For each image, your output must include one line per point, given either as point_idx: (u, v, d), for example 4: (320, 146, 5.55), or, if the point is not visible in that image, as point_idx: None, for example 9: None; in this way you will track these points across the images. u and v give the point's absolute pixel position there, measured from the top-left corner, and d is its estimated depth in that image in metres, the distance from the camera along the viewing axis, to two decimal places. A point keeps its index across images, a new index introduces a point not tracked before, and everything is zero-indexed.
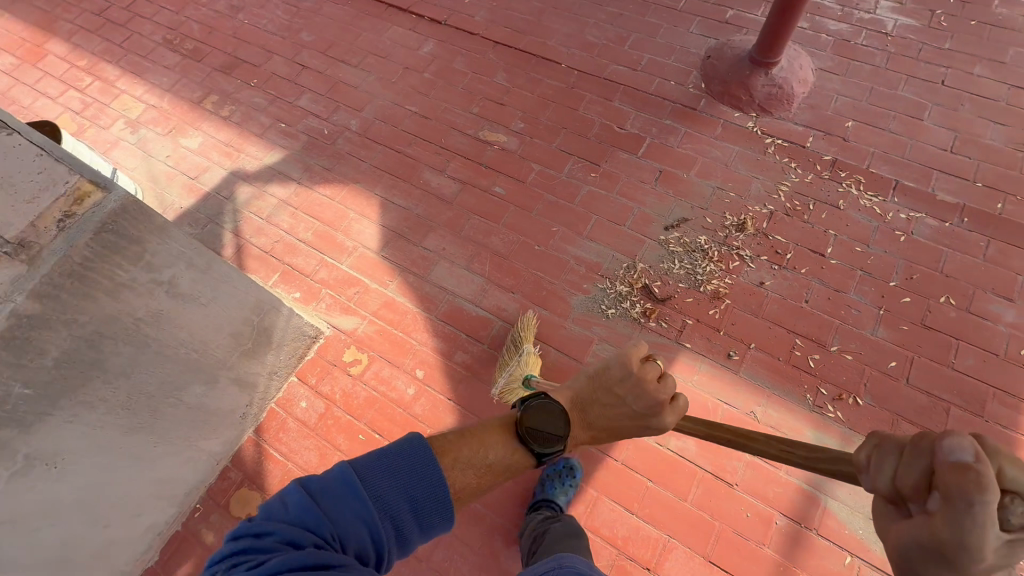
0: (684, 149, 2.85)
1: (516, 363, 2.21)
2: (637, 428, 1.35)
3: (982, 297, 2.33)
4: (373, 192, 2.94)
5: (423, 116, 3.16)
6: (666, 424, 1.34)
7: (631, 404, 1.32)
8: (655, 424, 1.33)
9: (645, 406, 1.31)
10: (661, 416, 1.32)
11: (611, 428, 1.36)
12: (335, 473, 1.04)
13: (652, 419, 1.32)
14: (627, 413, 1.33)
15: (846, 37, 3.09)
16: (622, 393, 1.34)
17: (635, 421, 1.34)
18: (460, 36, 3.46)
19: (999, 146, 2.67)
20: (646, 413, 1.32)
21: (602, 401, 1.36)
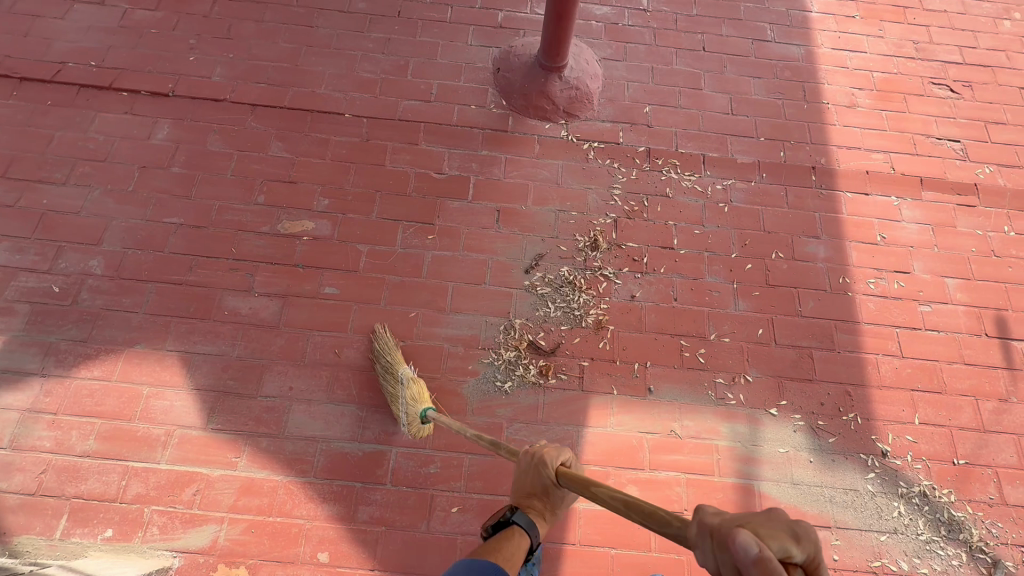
0: (512, 178, 2.66)
1: (404, 398, 2.07)
2: (534, 476, 1.53)
3: (799, 242, 2.62)
4: (166, 349, 2.23)
5: (194, 227, 2.45)
6: (548, 456, 1.52)
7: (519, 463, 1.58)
8: (540, 459, 1.53)
9: (526, 457, 1.57)
10: (536, 452, 1.56)
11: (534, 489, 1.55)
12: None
13: (532, 461, 1.55)
14: (531, 473, 1.54)
15: (613, 20, 3.13)
16: (519, 465, 1.58)
17: (530, 470, 1.54)
18: (202, 107, 2.72)
19: (764, 99, 2.98)
20: (535, 461, 1.54)
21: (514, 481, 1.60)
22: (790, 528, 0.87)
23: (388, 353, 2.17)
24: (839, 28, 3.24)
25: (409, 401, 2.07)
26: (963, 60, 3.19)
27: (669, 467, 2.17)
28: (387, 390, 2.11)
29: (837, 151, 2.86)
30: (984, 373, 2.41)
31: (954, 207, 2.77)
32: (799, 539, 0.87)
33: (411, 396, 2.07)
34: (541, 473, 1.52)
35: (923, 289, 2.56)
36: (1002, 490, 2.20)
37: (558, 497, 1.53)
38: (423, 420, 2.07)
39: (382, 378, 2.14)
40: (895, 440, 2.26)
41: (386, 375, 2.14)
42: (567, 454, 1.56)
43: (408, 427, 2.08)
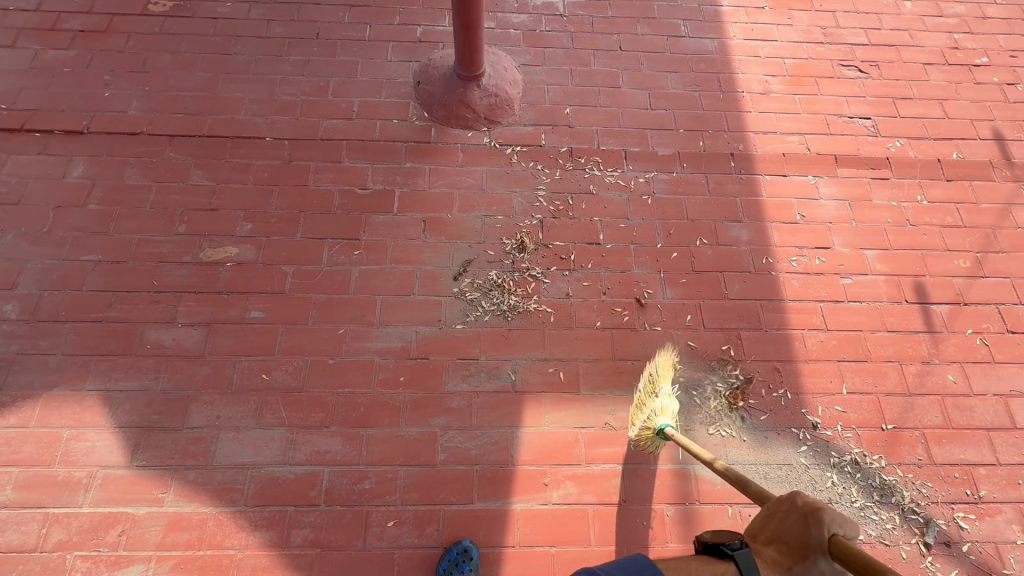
0: (436, 188, 2.68)
1: (649, 409, 2.12)
2: (801, 526, 1.25)
3: (722, 227, 2.68)
4: (86, 390, 2.17)
5: (113, 262, 2.42)
6: (828, 515, 1.23)
7: (782, 502, 1.31)
8: (814, 509, 1.25)
9: (795, 500, 1.30)
10: (817, 505, 1.26)
11: (785, 538, 1.26)
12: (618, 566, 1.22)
13: (800, 507, 1.27)
14: (792, 519, 1.27)
15: (531, 27, 3.19)
16: (777, 506, 1.32)
17: (796, 516, 1.27)
18: (118, 141, 2.69)
19: (681, 92, 3.06)
20: (807, 510, 1.26)
21: (761, 517, 1.34)
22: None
23: (661, 365, 2.23)
24: (750, 19, 3.35)
25: (654, 410, 2.11)
26: (869, 42, 3.32)
27: (606, 460, 2.18)
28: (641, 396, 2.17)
29: (754, 137, 2.94)
30: (906, 339, 2.48)
31: (868, 181, 2.86)
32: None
33: (660, 408, 2.11)
34: (809, 527, 1.24)
35: (843, 263, 2.63)
36: (930, 450, 2.25)
37: (814, 568, 1.22)
38: (659, 435, 2.09)
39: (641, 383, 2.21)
40: (824, 411, 2.31)
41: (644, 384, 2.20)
42: (853, 529, 1.24)
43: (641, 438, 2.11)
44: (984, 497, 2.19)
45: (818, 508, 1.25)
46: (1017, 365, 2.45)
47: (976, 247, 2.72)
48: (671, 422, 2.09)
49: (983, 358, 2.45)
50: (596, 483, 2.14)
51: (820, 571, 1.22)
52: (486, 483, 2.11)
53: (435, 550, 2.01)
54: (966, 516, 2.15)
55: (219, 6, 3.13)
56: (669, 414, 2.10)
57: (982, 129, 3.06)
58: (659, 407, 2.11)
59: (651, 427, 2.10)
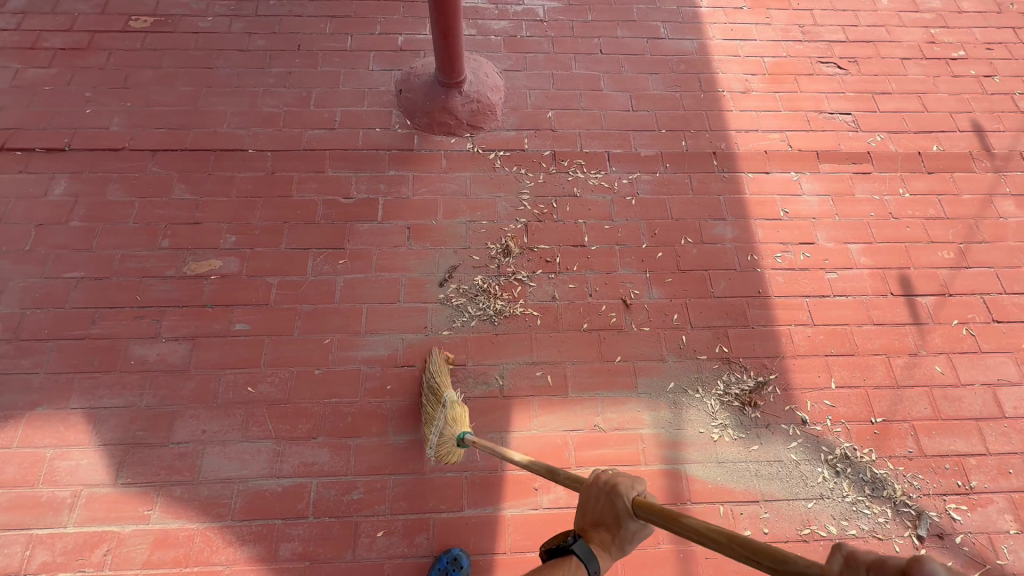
0: (420, 195, 2.68)
1: (442, 420, 2.05)
2: (608, 504, 1.30)
3: (706, 225, 2.69)
4: (70, 408, 2.16)
5: (96, 279, 2.40)
6: (622, 484, 1.30)
7: (589, 486, 1.37)
8: (613, 484, 1.31)
9: (598, 481, 1.35)
10: (610, 478, 1.33)
11: (603, 518, 1.32)
12: None
13: (602, 489, 1.33)
14: (603, 500, 1.32)
15: (511, 33, 3.21)
16: (588, 491, 1.36)
17: (601, 497, 1.32)
18: (100, 158, 2.69)
19: (662, 93, 3.07)
20: (607, 489, 1.32)
21: (581, 506, 1.38)
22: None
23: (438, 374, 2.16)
24: (728, 19, 3.38)
25: (449, 422, 2.05)
26: (847, 38, 3.36)
27: (596, 462, 2.16)
28: (429, 409, 2.09)
29: (735, 135, 2.96)
30: (893, 331, 2.48)
31: (850, 176, 2.88)
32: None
33: (454, 417, 2.06)
34: (612, 502, 1.30)
35: (828, 257, 2.64)
36: (920, 442, 2.25)
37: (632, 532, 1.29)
38: (458, 444, 2.04)
39: (425, 397, 2.14)
40: (814, 406, 2.30)
41: (430, 396, 2.12)
42: (645, 485, 1.32)
43: (440, 452, 2.04)
44: (975, 487, 2.18)
45: (614, 482, 1.32)
46: (1004, 354, 2.46)
47: (959, 238, 2.73)
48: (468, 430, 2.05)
49: (969, 349, 2.46)
50: None
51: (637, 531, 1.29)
52: (475, 490, 2.10)
53: (425, 560, 1.99)
54: (958, 507, 2.15)
55: (201, 21, 3.14)
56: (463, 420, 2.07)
57: (961, 121, 3.09)
58: (450, 417, 2.05)
59: (450, 440, 2.04)
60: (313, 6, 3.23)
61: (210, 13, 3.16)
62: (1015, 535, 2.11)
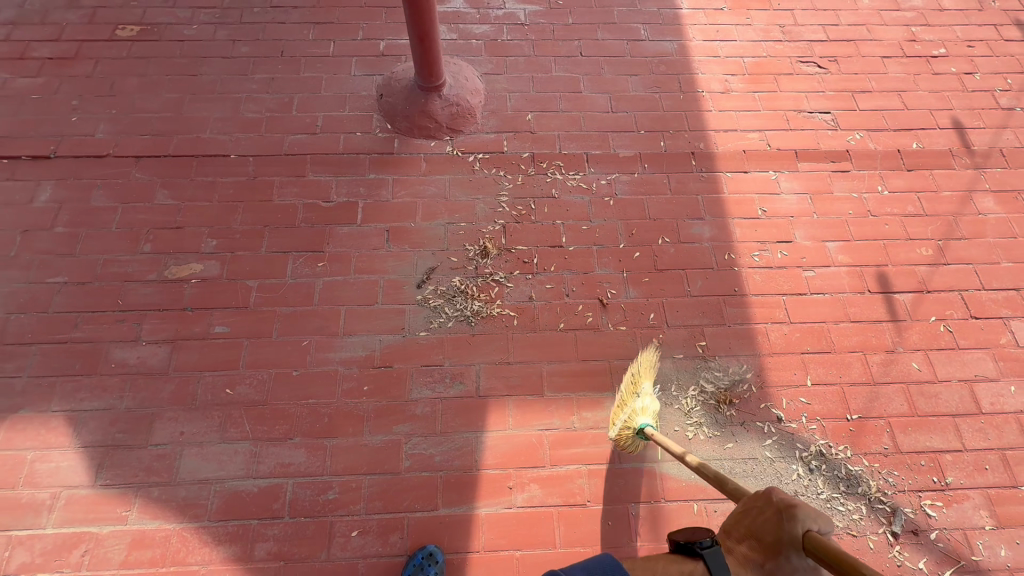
0: (400, 198, 2.71)
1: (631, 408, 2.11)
2: (774, 523, 1.37)
3: (684, 225, 2.70)
4: (51, 411, 2.19)
5: (79, 283, 2.44)
6: (803, 510, 1.36)
7: (756, 499, 1.45)
8: (788, 505, 1.38)
9: (771, 496, 1.42)
10: (785, 499, 1.39)
11: (762, 535, 1.39)
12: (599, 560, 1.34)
13: (769, 506, 1.41)
14: (766, 516, 1.40)
15: (492, 37, 3.25)
16: (748, 508, 1.46)
17: (770, 511, 1.40)
18: (85, 164, 2.73)
19: (641, 94, 3.10)
20: (777, 507, 1.39)
21: (736, 514, 1.48)
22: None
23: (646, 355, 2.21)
24: (709, 21, 3.40)
25: (635, 410, 2.09)
26: (828, 38, 3.37)
27: (571, 461, 2.18)
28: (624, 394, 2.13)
29: (714, 135, 2.97)
30: (870, 328, 2.48)
31: (829, 174, 2.89)
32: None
33: (640, 407, 2.10)
34: (782, 524, 1.36)
35: (806, 255, 2.65)
36: (896, 439, 2.25)
37: (788, 562, 1.34)
38: (638, 434, 2.09)
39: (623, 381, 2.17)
40: (789, 404, 2.31)
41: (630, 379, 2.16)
42: (824, 529, 1.36)
43: (622, 437, 2.08)
44: (951, 483, 2.18)
45: (792, 504, 1.38)
46: (982, 350, 2.46)
47: (937, 235, 2.73)
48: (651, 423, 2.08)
49: (947, 345, 2.46)
50: (560, 485, 2.13)
51: (794, 564, 1.34)
52: (450, 489, 2.11)
53: (399, 559, 2.01)
54: (933, 503, 2.14)
55: (186, 29, 3.18)
56: (650, 414, 2.10)
57: (941, 118, 3.09)
58: (641, 406, 2.09)
59: (631, 427, 2.08)
60: (296, 13, 3.27)
61: (195, 21, 3.21)
62: (990, 531, 2.11)
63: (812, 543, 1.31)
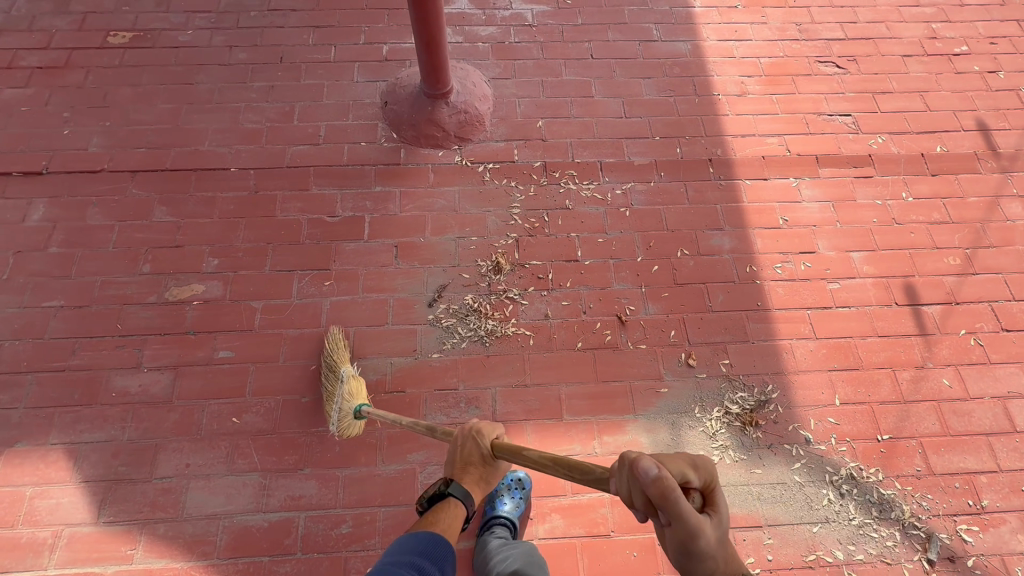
0: (408, 212, 2.60)
1: (338, 395, 2.07)
2: (474, 445, 1.58)
3: (704, 236, 2.61)
4: (50, 443, 2.10)
5: (76, 307, 2.34)
6: (486, 428, 1.60)
7: (456, 436, 1.62)
8: (476, 431, 1.60)
9: (463, 431, 1.62)
10: (473, 425, 1.62)
11: (472, 458, 1.58)
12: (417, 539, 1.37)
13: (467, 435, 1.60)
14: (469, 445, 1.59)
15: (499, 39, 3.12)
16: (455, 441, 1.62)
17: (469, 441, 1.60)
18: (78, 180, 2.62)
19: (655, 98, 2.98)
20: (472, 435, 1.60)
21: (451, 456, 1.61)
22: (688, 458, 1.09)
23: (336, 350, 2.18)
24: (722, 19, 3.28)
25: (342, 397, 2.06)
26: (846, 36, 3.25)
27: (592, 488, 2.10)
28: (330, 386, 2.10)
29: (732, 141, 2.86)
30: (898, 343, 2.40)
31: (852, 180, 2.79)
32: (695, 468, 1.09)
33: (347, 391, 2.08)
34: (478, 445, 1.58)
35: (830, 267, 2.56)
36: (928, 459, 2.18)
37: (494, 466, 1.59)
38: (357, 417, 2.08)
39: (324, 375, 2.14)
40: (817, 425, 2.23)
41: (328, 374, 2.14)
42: (501, 428, 1.64)
43: (341, 426, 2.05)
44: (986, 507, 2.11)
45: (478, 428, 1.61)
46: (1014, 365, 2.37)
47: (965, 243, 2.64)
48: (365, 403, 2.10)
49: (978, 360, 2.38)
50: (583, 514, 2.05)
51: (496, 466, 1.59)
52: None
53: None
54: (970, 528, 2.07)
55: (181, 35, 3.05)
56: (362, 395, 2.12)
57: (965, 120, 2.99)
58: (352, 390, 2.09)
59: (345, 415, 2.06)
60: (295, 17, 3.14)
61: (189, 26, 3.08)
62: None
63: (500, 449, 1.54)
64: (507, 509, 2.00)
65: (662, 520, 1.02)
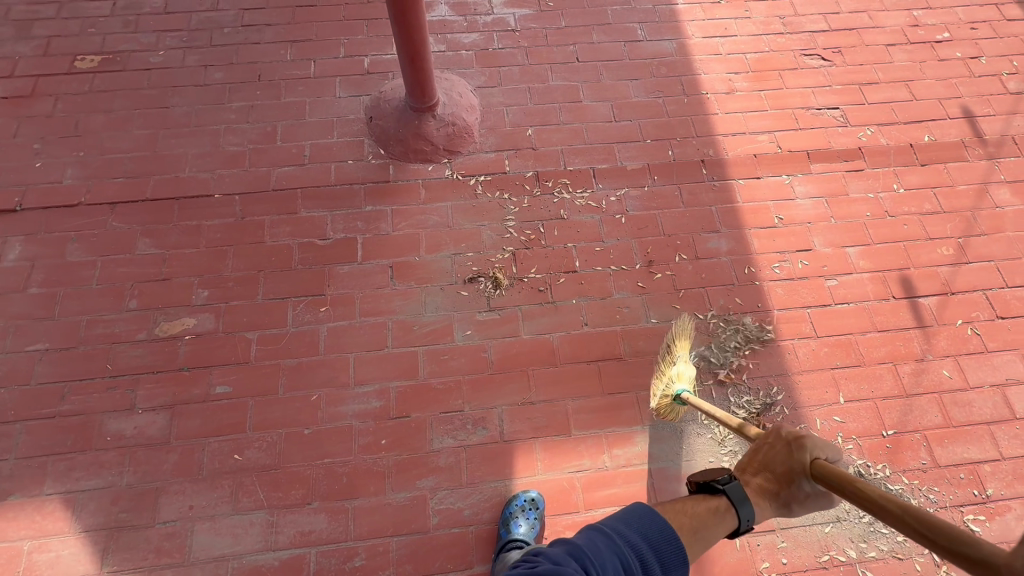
0: (401, 230, 2.55)
1: (666, 375, 2.15)
2: (785, 453, 1.33)
3: (701, 239, 2.59)
4: (45, 494, 2.03)
5: (62, 349, 2.26)
6: (810, 441, 1.31)
7: (767, 435, 1.39)
8: (795, 437, 1.33)
9: (778, 431, 1.37)
10: (796, 432, 1.34)
11: (772, 467, 1.34)
12: (648, 523, 1.18)
13: (780, 440, 1.35)
14: (777, 451, 1.35)
15: (482, 46, 3.06)
16: (758, 443, 1.40)
17: (780, 447, 1.34)
18: (55, 215, 2.52)
19: (644, 100, 2.95)
20: (789, 442, 1.33)
21: (749, 451, 1.41)
22: None
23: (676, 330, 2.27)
24: (706, 15, 3.25)
25: (671, 376, 2.13)
26: (830, 28, 3.25)
27: (605, 504, 2.09)
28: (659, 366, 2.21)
29: (723, 140, 2.85)
30: (898, 337, 2.41)
31: (843, 174, 2.79)
32: None
33: (676, 373, 2.14)
34: (793, 454, 1.31)
35: (826, 264, 2.57)
36: (933, 452, 2.20)
37: (800, 491, 1.30)
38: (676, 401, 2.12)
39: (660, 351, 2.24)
40: (823, 424, 2.24)
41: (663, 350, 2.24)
42: (833, 452, 1.31)
43: (662, 406, 2.14)
44: (991, 496, 2.14)
45: (800, 435, 1.33)
46: (1010, 352, 2.41)
47: (957, 232, 2.67)
48: (688, 387, 2.11)
49: (976, 349, 2.40)
50: None
51: (805, 492, 1.29)
52: (483, 544, 2.01)
53: None
54: (976, 518, 2.11)
55: (152, 56, 2.95)
56: (686, 379, 2.13)
57: (951, 107, 3.01)
58: (677, 372, 2.13)
59: (668, 394, 2.13)
60: (271, 31, 3.04)
61: (161, 46, 2.97)
62: None
63: (821, 467, 1.26)
64: (523, 531, 1.92)
65: None
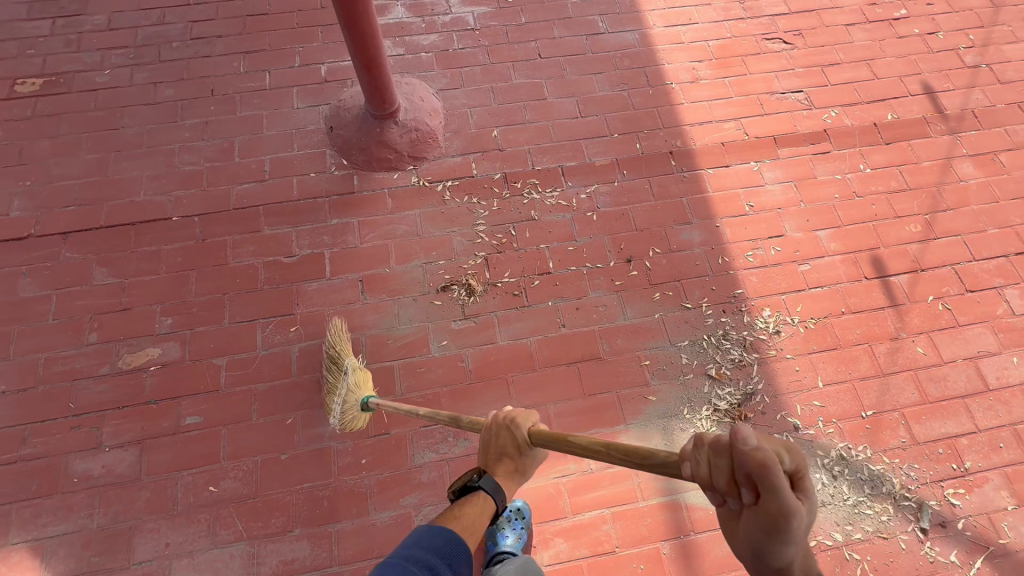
0: (369, 242, 2.49)
1: (346, 388, 2.06)
2: (509, 436, 1.42)
3: (673, 231, 2.58)
4: (11, 544, 1.94)
5: (20, 390, 2.16)
6: (520, 417, 1.42)
7: (490, 426, 1.47)
8: (511, 419, 1.43)
9: (497, 420, 1.46)
10: (508, 413, 1.45)
11: (505, 450, 1.43)
12: (439, 535, 1.21)
13: (501, 427, 1.44)
14: (504, 436, 1.43)
15: (442, 47, 3.00)
16: (485, 433, 1.49)
17: (502, 432, 1.43)
18: (3, 250, 2.40)
19: (609, 94, 2.92)
20: (508, 425, 1.42)
21: (481, 447, 1.48)
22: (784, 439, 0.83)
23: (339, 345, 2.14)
24: (667, 4, 3.22)
25: (348, 387, 2.05)
26: (790, 11, 3.24)
27: (592, 506, 2.07)
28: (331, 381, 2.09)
29: (690, 130, 2.83)
30: (872, 317, 2.43)
31: (810, 157, 2.80)
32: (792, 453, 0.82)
33: (353, 383, 2.06)
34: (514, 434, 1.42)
35: (799, 249, 2.57)
36: (912, 430, 2.23)
37: (530, 457, 1.44)
38: (363, 409, 2.08)
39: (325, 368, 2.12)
40: (804, 409, 2.25)
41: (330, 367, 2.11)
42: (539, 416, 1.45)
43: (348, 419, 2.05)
44: (970, 468, 2.17)
45: (513, 417, 1.43)
46: (981, 324, 2.44)
47: (924, 209, 2.69)
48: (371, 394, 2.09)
49: (947, 324, 2.43)
50: (586, 533, 2.03)
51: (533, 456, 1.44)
52: None
53: None
54: (956, 492, 2.14)
55: (98, 75, 2.82)
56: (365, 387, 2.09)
57: (911, 84, 3.03)
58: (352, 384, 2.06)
59: (353, 404, 2.06)
60: (222, 43, 2.94)
61: (107, 65, 2.85)
62: (1013, 510, 2.11)
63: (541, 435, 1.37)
64: (511, 543, 1.92)
65: (752, 503, 0.79)
